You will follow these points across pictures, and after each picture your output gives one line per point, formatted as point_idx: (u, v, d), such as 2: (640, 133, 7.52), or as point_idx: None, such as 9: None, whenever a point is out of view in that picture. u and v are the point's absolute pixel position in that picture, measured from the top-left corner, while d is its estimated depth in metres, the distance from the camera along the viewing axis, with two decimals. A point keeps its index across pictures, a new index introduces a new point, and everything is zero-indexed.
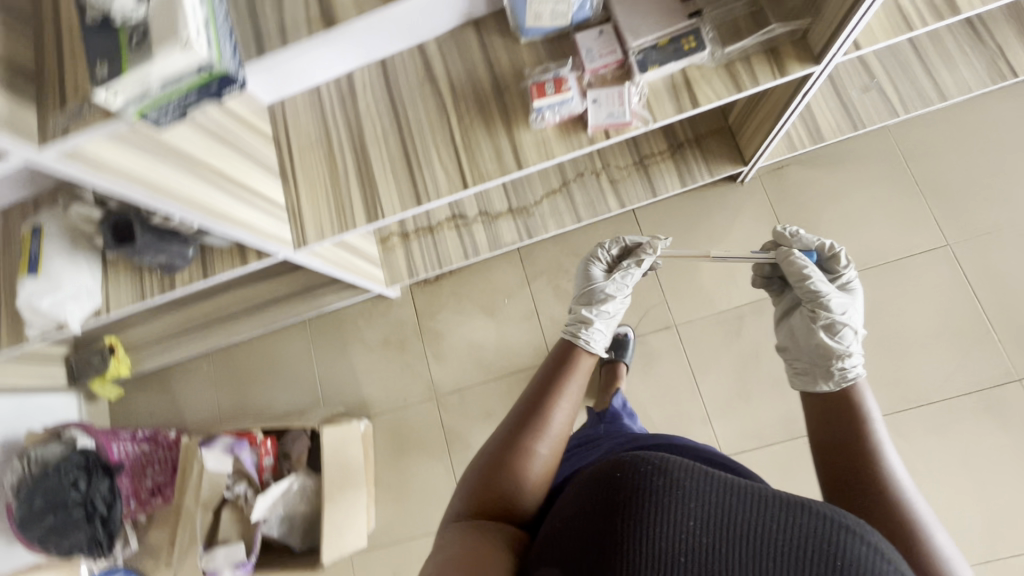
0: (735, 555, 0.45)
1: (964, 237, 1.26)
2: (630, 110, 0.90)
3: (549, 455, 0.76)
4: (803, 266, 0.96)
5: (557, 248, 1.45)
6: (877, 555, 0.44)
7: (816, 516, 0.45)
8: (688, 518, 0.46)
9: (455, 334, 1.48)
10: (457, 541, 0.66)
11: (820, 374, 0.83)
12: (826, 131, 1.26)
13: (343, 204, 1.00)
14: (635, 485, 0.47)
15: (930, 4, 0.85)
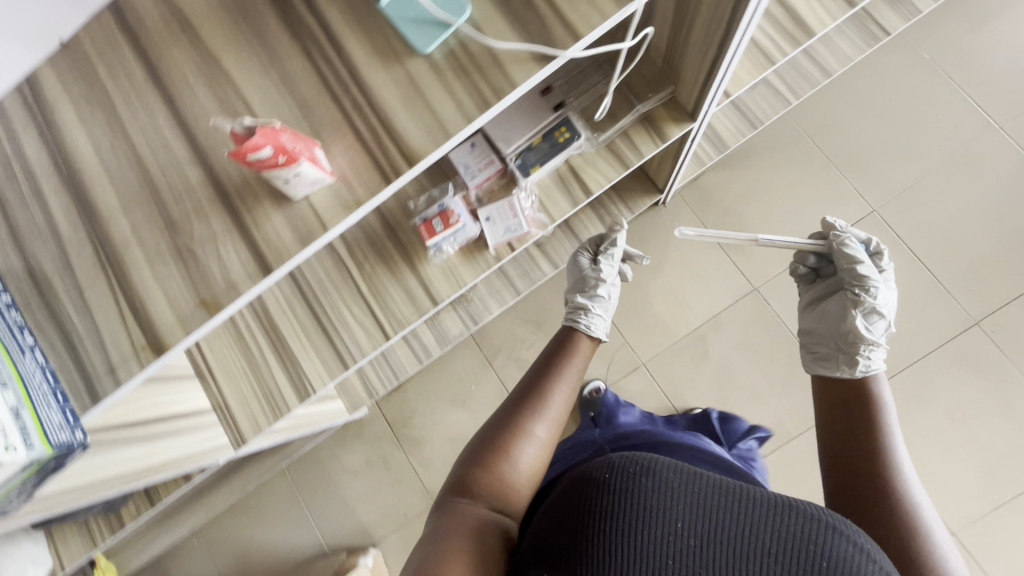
0: (723, 551, 0.46)
1: (886, 199, 1.27)
2: (525, 219, 0.86)
3: (548, 439, 0.72)
4: (846, 245, 0.87)
5: (507, 320, 1.41)
6: (864, 556, 0.45)
7: (803, 514, 0.46)
8: (677, 521, 0.46)
9: (433, 435, 1.43)
10: (448, 532, 0.62)
11: (842, 359, 0.75)
12: (728, 138, 1.24)
13: (270, 390, 0.94)
14: (621, 489, 0.48)
15: (781, 31, 0.83)
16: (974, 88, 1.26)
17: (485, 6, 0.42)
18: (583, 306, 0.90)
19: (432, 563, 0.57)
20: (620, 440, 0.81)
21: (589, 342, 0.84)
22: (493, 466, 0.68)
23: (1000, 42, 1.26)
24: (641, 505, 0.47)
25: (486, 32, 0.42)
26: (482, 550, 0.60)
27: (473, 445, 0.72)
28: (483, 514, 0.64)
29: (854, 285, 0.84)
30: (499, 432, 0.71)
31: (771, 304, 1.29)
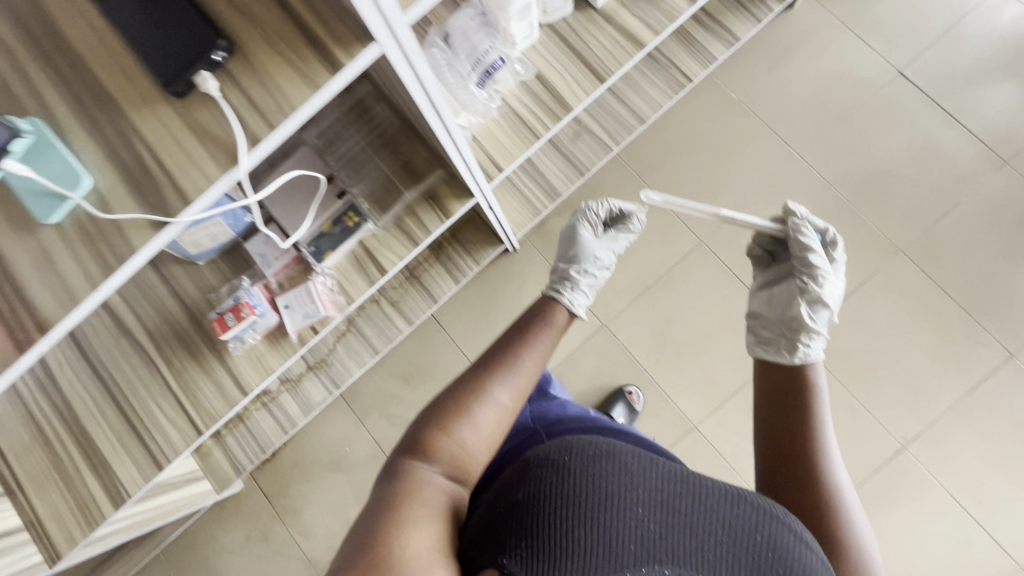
0: (678, 528, 0.51)
1: (711, 230, 1.36)
2: (323, 303, 0.87)
3: (511, 406, 0.68)
4: (804, 232, 0.87)
5: (375, 378, 1.41)
6: (801, 543, 0.52)
7: (748, 504, 0.52)
8: (637, 506, 0.51)
9: (311, 502, 1.41)
10: (390, 498, 0.57)
11: (784, 344, 0.78)
12: (559, 185, 1.30)
13: (83, 497, 0.88)
14: (577, 474, 0.52)
15: (543, 105, 0.88)
16: (778, 121, 1.37)
17: (105, 174, 0.44)
18: (571, 275, 0.84)
19: (380, 533, 0.53)
20: (554, 424, 0.80)
21: (568, 316, 0.78)
22: (449, 431, 0.63)
23: (796, 78, 1.38)
24: (603, 487, 0.52)
25: (108, 201, 0.44)
26: (437, 522, 0.56)
27: (432, 405, 0.66)
28: (435, 478, 0.61)
29: (804, 274, 0.85)
30: (460, 395, 0.66)
31: (621, 337, 1.35)
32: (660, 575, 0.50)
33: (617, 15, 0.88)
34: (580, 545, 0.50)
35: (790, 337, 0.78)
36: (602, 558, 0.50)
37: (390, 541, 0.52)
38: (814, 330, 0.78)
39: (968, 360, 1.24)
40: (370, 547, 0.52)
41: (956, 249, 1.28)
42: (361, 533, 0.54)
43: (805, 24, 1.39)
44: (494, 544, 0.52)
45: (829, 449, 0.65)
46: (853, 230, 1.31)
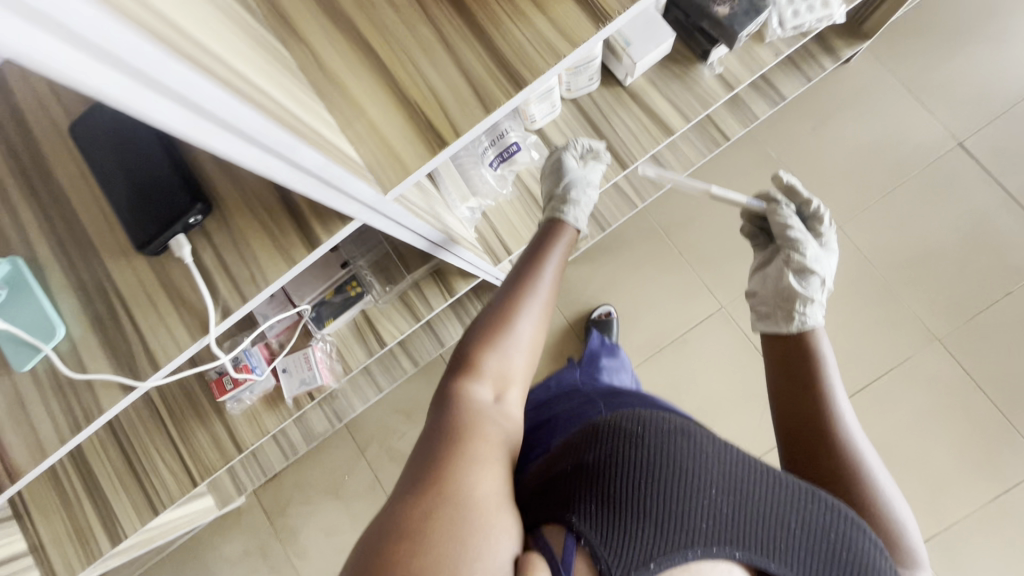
0: (754, 514, 0.47)
1: (734, 295, 1.30)
2: (321, 370, 0.86)
3: (537, 334, 0.65)
4: (780, 210, 0.83)
5: (379, 410, 1.43)
6: (873, 546, 0.48)
7: (823, 503, 0.48)
8: (710, 486, 0.47)
9: (309, 524, 1.44)
10: (444, 425, 0.53)
11: (777, 317, 0.73)
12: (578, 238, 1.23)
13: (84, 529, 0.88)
14: (653, 445, 0.47)
15: None
16: (820, 186, 1.28)
17: (81, 324, 0.42)
18: (563, 213, 0.74)
19: (436, 461, 0.49)
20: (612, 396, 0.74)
21: (572, 234, 0.73)
22: (489, 354, 0.60)
23: (843, 141, 1.29)
24: (676, 463, 0.46)
25: (84, 358, 0.43)
26: (492, 449, 0.52)
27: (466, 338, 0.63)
28: (484, 407, 0.56)
29: (793, 247, 0.80)
30: (492, 322, 0.63)
31: None
32: (732, 557, 0.46)
33: (645, 95, 0.82)
34: (655, 516, 0.45)
35: (788, 306, 0.73)
36: (677, 536, 0.45)
37: (453, 468, 0.48)
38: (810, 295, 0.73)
39: (994, 462, 1.17)
40: (429, 474, 0.47)
41: (995, 342, 1.20)
42: (415, 465, 0.49)
43: (861, 81, 1.29)
44: (559, 501, 0.47)
45: (839, 410, 0.62)
46: (887, 311, 1.23)
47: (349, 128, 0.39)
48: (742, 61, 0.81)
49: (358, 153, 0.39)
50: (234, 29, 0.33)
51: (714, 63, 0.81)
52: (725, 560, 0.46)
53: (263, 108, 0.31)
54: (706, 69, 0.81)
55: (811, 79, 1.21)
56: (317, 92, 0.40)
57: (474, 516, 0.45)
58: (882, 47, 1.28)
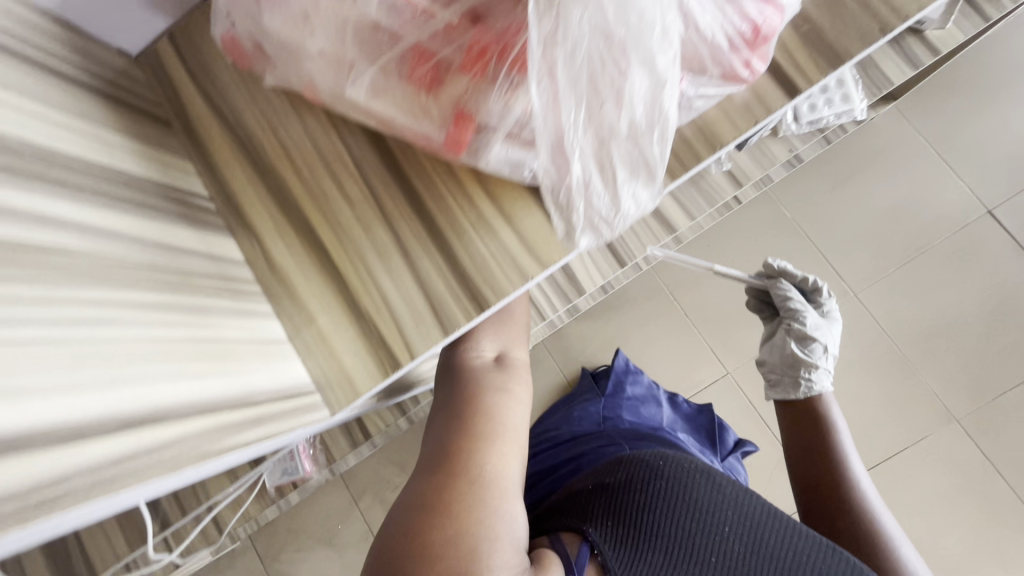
0: (765, 558, 0.50)
1: (741, 361, 1.25)
2: (303, 461, 0.83)
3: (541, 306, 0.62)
4: (779, 282, 0.78)
5: (373, 460, 1.41)
6: None
7: (846, 562, 0.49)
8: (725, 525, 0.51)
9: (301, 571, 1.43)
10: (455, 405, 0.53)
11: (785, 383, 0.71)
12: None
13: None
14: (674, 480, 0.53)
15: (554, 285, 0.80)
16: (835, 251, 1.22)
17: None
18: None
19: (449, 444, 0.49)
20: (634, 438, 0.74)
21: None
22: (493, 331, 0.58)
23: (864, 203, 1.22)
24: (694, 499, 0.52)
25: None
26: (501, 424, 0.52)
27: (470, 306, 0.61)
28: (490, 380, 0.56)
29: (794, 317, 0.75)
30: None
31: None
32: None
33: None
34: (666, 544, 0.51)
35: (796, 376, 0.71)
36: (684, 564, 0.50)
37: (467, 450, 0.49)
38: (815, 362, 0.70)
39: (1012, 554, 1.11)
40: (445, 457, 0.48)
41: (1018, 425, 1.14)
42: (432, 446, 0.50)
43: (885, 139, 1.21)
44: (580, 514, 0.54)
45: (855, 474, 0.62)
46: (905, 387, 1.17)
47: (297, 341, 0.36)
48: (753, 157, 0.75)
49: (305, 370, 0.36)
50: (159, 284, 0.29)
51: (722, 160, 0.74)
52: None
53: (205, 405, 0.29)
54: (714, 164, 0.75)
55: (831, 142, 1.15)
56: (265, 295, 0.37)
57: (489, 501, 0.46)
58: (909, 104, 1.21)
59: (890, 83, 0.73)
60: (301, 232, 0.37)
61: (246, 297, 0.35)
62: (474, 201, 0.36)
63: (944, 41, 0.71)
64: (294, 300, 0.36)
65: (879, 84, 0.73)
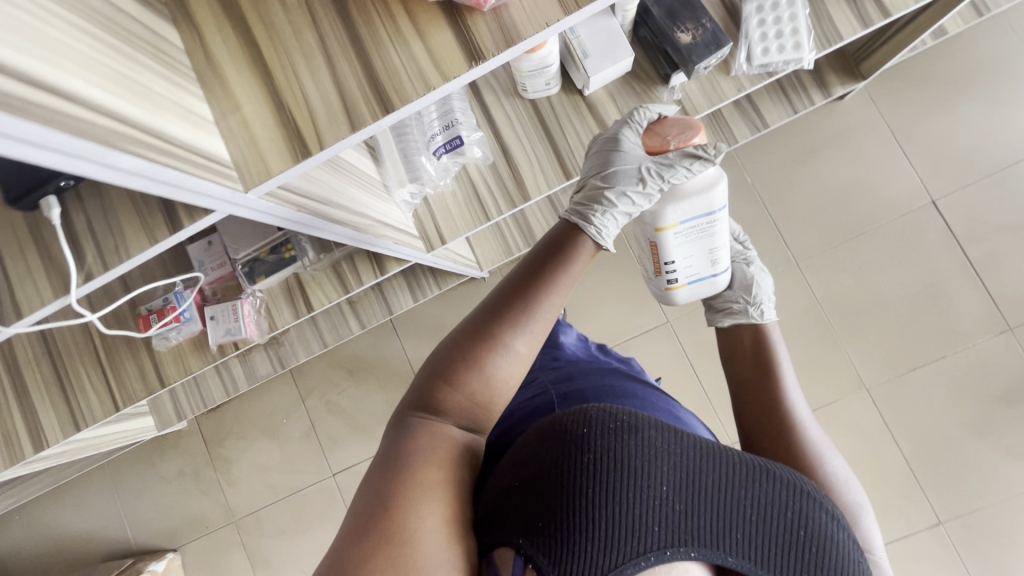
0: (704, 510, 0.51)
1: (682, 313, 1.32)
2: (246, 323, 0.89)
3: (529, 357, 0.60)
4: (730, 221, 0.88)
5: (324, 363, 1.47)
6: (831, 517, 0.53)
7: (777, 479, 0.53)
8: (661, 488, 0.50)
9: (242, 458, 1.50)
10: (409, 457, 0.52)
11: (742, 305, 0.77)
12: (538, 232, 1.20)
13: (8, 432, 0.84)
14: (601, 452, 0.49)
15: (502, 189, 0.84)
16: (786, 220, 1.28)
17: None
18: (603, 198, 0.69)
19: (388, 494, 0.50)
20: (564, 381, 0.77)
21: (591, 249, 0.65)
22: (464, 381, 0.56)
23: (820, 179, 1.27)
24: (627, 468, 0.49)
25: None
26: (445, 479, 0.53)
27: (445, 353, 0.59)
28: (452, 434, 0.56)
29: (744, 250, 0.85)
30: (476, 348, 0.57)
31: None
32: (687, 557, 0.50)
33: (603, 109, 0.82)
34: (606, 530, 0.48)
35: (746, 299, 0.78)
36: (630, 545, 0.48)
37: (400, 511, 0.49)
38: (761, 284, 0.79)
39: (894, 517, 1.21)
40: (382, 511, 0.49)
41: (921, 402, 1.22)
42: (373, 497, 0.50)
43: (851, 120, 1.26)
44: (519, 514, 0.50)
45: (790, 398, 0.66)
46: (824, 354, 1.25)
47: (223, 122, 0.40)
48: (705, 92, 0.80)
49: (228, 150, 0.40)
50: (90, 15, 0.32)
51: (675, 88, 0.79)
52: (682, 560, 0.50)
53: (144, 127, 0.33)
54: (667, 91, 0.80)
55: (798, 111, 1.18)
56: (199, 82, 0.40)
57: (417, 556, 0.48)
58: (880, 89, 1.25)
59: (841, 38, 0.77)
60: (239, 24, 0.40)
61: (183, 75, 0.39)
62: (393, 18, 0.39)
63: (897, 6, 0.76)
64: (224, 88, 0.40)
65: (830, 36, 0.77)
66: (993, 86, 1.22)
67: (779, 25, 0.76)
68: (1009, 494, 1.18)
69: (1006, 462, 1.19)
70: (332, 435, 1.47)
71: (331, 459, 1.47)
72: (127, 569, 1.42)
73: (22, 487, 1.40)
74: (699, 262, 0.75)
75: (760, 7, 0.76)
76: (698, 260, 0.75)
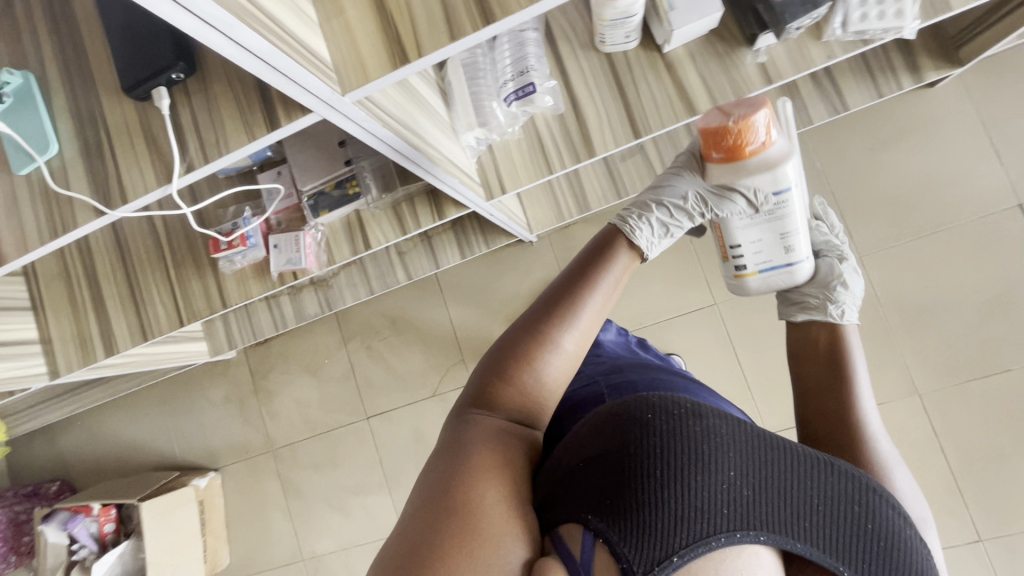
0: (771, 500, 0.49)
1: (730, 297, 1.29)
2: (306, 254, 0.92)
3: (579, 355, 0.60)
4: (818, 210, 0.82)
5: (368, 310, 1.52)
6: (899, 516, 0.51)
7: (843, 474, 0.51)
8: (728, 470, 0.48)
9: (284, 393, 1.58)
10: (466, 449, 0.54)
11: (822, 305, 0.72)
12: (593, 199, 1.19)
13: (86, 332, 0.93)
14: (668, 433, 0.49)
15: (568, 142, 0.83)
16: (852, 212, 1.22)
17: (75, 150, 0.47)
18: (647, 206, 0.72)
19: (449, 484, 0.51)
20: (613, 374, 0.76)
21: (629, 255, 0.66)
22: (515, 376, 0.57)
23: (896, 170, 1.21)
24: (695, 450, 0.48)
25: (69, 176, 0.48)
26: (501, 469, 0.53)
27: (496, 351, 0.60)
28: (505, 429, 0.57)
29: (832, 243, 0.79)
30: (524, 345, 0.58)
31: None
32: (757, 540, 0.47)
33: (680, 68, 0.79)
34: (676, 509, 0.47)
35: (826, 295, 0.72)
36: (699, 524, 0.46)
37: (459, 499, 0.49)
38: (846, 283, 0.73)
39: None
40: (444, 505, 0.49)
41: (977, 414, 1.16)
42: (434, 485, 0.51)
43: (940, 110, 1.19)
44: (583, 489, 0.50)
45: (863, 407, 0.61)
46: (877, 352, 1.20)
47: (327, 25, 0.41)
48: (793, 58, 0.77)
49: (328, 50, 0.41)
50: None
51: (759, 51, 0.77)
52: (753, 544, 0.47)
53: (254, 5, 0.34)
54: (749, 54, 0.77)
55: (883, 96, 1.11)
56: None
57: (483, 543, 0.47)
58: (975, 78, 1.17)
59: (950, 8, 0.72)
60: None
61: None
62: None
63: None
64: None
65: (938, 5, 0.72)
66: None
67: None
68: None
69: None
70: (369, 380, 1.53)
71: (367, 403, 1.52)
72: (172, 481, 1.52)
73: (88, 394, 1.52)
74: (771, 245, 0.69)
75: None
76: (769, 245, 0.69)
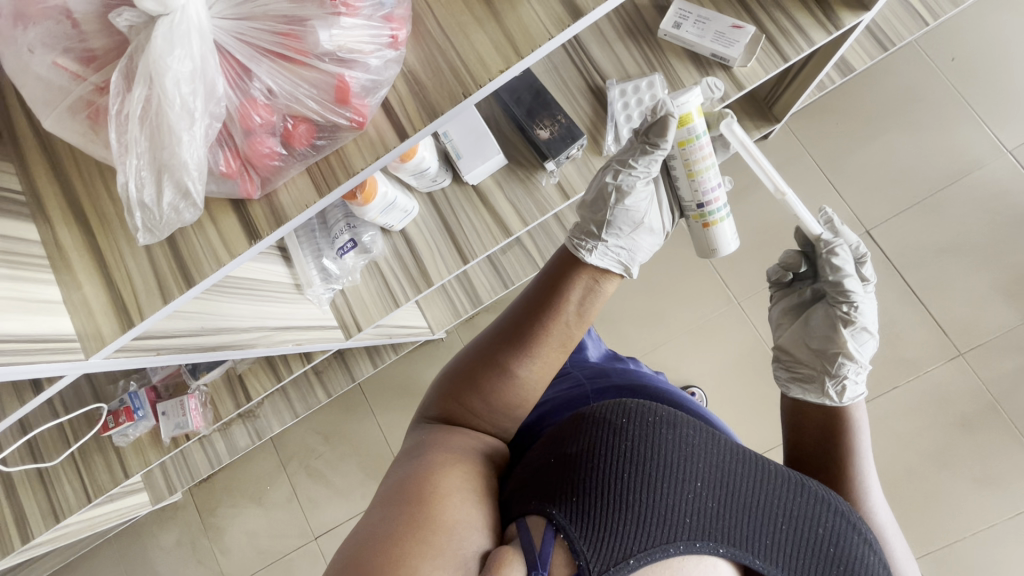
0: (737, 510, 0.48)
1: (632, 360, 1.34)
2: (192, 415, 0.98)
3: (543, 371, 0.61)
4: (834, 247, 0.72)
5: (302, 428, 1.55)
6: (866, 547, 0.50)
7: (811, 494, 0.50)
8: (695, 482, 0.48)
9: (233, 526, 1.57)
10: (432, 434, 0.57)
11: (821, 381, 0.65)
12: (483, 293, 1.25)
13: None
14: (639, 442, 0.48)
15: (406, 274, 0.90)
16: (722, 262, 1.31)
17: None
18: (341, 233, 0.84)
19: (408, 479, 0.51)
20: (599, 377, 0.73)
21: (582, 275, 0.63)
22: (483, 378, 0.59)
23: (751, 216, 1.30)
24: (664, 458, 0.47)
25: None
26: (466, 461, 0.54)
27: (468, 359, 0.62)
28: (467, 437, 0.57)
29: (840, 301, 0.70)
30: (483, 366, 0.60)
31: None
32: (715, 552, 0.47)
33: (490, 195, 0.88)
34: (637, 518, 0.46)
35: (824, 368, 0.67)
36: (659, 530, 0.46)
37: (428, 478, 0.50)
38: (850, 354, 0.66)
39: None
40: (405, 492, 0.49)
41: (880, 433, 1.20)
42: (393, 481, 0.52)
43: (778, 158, 1.29)
44: (542, 490, 0.48)
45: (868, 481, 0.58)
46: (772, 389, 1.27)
47: (70, 301, 0.48)
48: (696, 237, 0.75)
49: (73, 324, 0.47)
50: None
51: (552, 172, 0.85)
52: (709, 555, 0.47)
53: None
54: (545, 176, 0.86)
55: None
56: (53, 266, 0.48)
57: (444, 517, 0.47)
58: (801, 125, 1.28)
59: None
60: (79, 213, 0.48)
61: (35, 268, 0.46)
62: None
63: (748, 78, 0.81)
64: (72, 271, 0.48)
65: None
66: (914, 115, 1.24)
67: (642, 106, 0.80)
68: (981, 526, 1.15)
69: (974, 491, 1.16)
70: (312, 498, 1.53)
71: (314, 522, 1.52)
72: None
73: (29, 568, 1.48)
74: (384, 286, 0.90)
75: (622, 92, 0.82)
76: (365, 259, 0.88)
